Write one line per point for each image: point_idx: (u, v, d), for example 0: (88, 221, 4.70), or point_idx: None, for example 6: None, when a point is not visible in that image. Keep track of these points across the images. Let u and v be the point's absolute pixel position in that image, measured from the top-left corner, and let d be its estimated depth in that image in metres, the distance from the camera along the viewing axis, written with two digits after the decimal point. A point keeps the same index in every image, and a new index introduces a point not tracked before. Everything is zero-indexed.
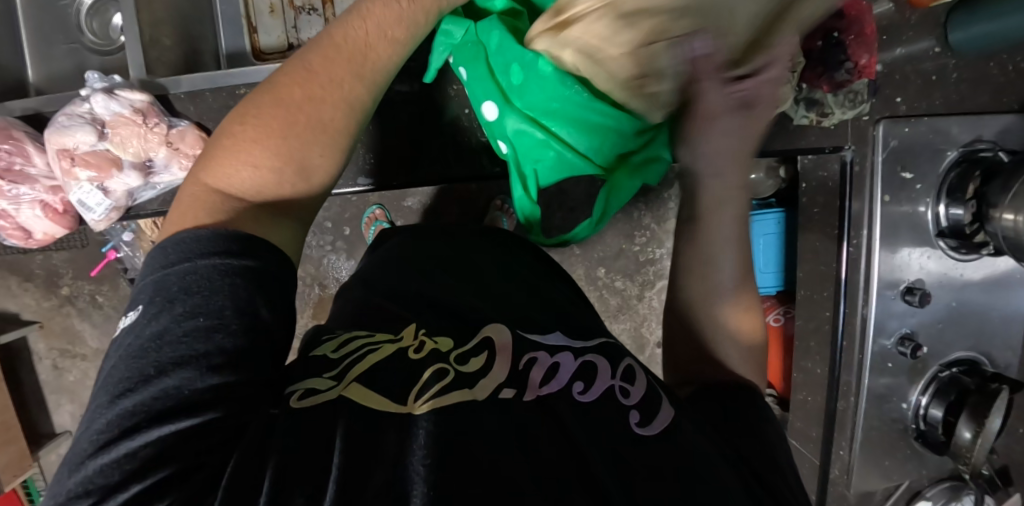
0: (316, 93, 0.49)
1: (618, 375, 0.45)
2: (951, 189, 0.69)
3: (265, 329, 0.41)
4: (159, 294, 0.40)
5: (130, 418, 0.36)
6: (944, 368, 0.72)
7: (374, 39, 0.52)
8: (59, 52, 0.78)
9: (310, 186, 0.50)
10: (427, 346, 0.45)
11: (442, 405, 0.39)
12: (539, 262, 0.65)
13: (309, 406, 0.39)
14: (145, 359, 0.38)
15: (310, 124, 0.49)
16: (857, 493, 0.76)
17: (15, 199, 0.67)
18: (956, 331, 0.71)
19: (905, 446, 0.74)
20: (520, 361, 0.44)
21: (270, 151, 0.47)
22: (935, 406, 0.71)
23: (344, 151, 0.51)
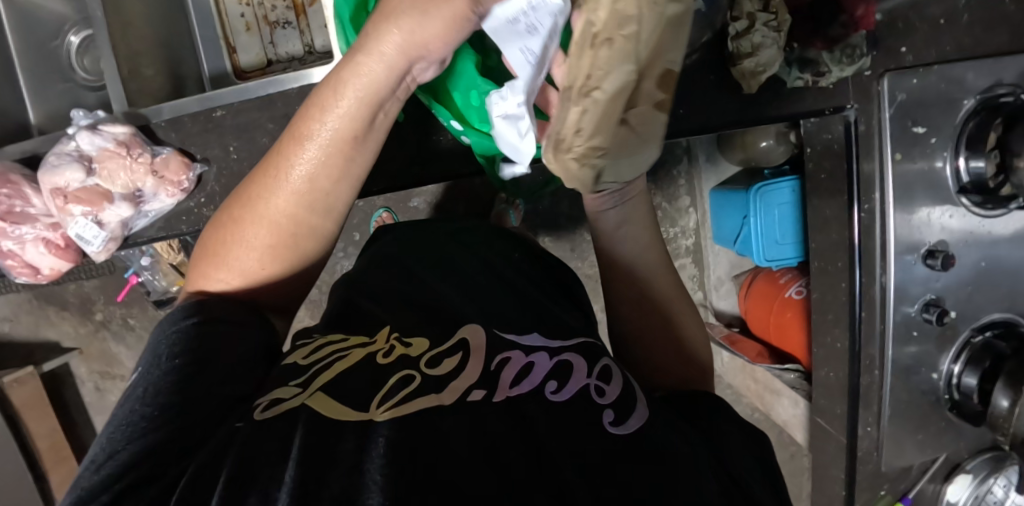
0: (243, 212, 0.51)
1: (594, 374, 0.48)
2: (970, 140, 0.64)
3: (221, 360, 0.46)
4: (153, 349, 0.46)
5: (117, 442, 0.41)
6: (976, 333, 0.68)
7: (306, 180, 0.49)
8: (53, 91, 0.81)
9: (264, 292, 0.53)
10: (398, 348, 0.48)
11: (402, 412, 0.42)
12: (530, 260, 0.64)
13: (271, 416, 0.42)
14: (129, 396, 0.44)
15: (250, 250, 0.51)
16: (889, 469, 0.72)
17: (19, 239, 0.70)
18: (986, 292, 0.67)
19: (938, 418, 0.70)
20: (493, 362, 0.47)
21: (223, 266, 0.51)
22: (969, 374, 0.67)
23: (290, 259, 0.52)
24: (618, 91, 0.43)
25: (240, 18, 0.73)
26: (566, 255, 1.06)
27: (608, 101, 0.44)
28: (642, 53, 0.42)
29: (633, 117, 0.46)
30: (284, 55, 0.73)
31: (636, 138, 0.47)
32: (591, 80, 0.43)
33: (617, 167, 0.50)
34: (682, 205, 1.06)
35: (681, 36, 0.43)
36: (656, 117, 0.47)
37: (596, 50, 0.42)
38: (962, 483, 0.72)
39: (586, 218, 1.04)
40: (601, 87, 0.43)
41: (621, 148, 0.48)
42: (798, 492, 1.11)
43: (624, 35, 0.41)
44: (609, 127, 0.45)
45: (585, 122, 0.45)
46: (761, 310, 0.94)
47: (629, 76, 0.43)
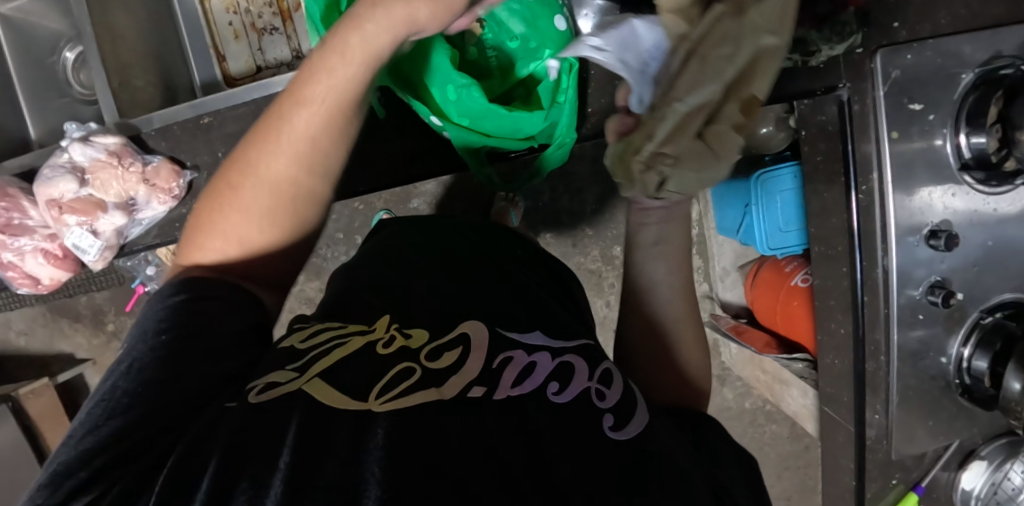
0: (240, 178, 0.51)
1: (594, 378, 0.47)
2: (971, 115, 0.62)
3: (213, 333, 0.46)
4: (140, 324, 0.46)
5: (106, 409, 0.41)
6: (985, 314, 0.66)
7: (299, 128, 0.49)
8: (53, 107, 0.83)
9: (258, 259, 0.53)
10: (398, 339, 0.48)
11: (399, 405, 0.41)
12: (533, 259, 0.63)
13: (267, 398, 0.41)
14: (124, 366, 0.43)
15: (248, 216, 0.51)
16: (900, 458, 0.70)
17: (19, 250, 0.71)
18: (994, 272, 0.65)
19: (949, 404, 0.68)
20: (494, 361, 0.46)
21: (223, 231, 0.52)
22: (979, 357, 0.65)
23: (289, 221, 0.52)
24: (694, 107, 0.57)
25: (229, 26, 0.74)
26: (568, 250, 1.06)
27: (687, 106, 0.57)
28: (727, 75, 0.57)
29: (714, 130, 0.57)
30: (272, 61, 0.74)
31: (711, 154, 0.56)
32: (675, 93, 0.57)
33: (685, 178, 0.56)
34: None
35: (769, 75, 0.57)
36: (732, 135, 0.57)
37: (687, 67, 0.58)
38: (976, 471, 0.70)
39: (587, 213, 1.04)
40: (680, 95, 0.57)
41: (694, 153, 0.56)
42: (813, 485, 1.09)
43: (718, 55, 0.57)
44: (687, 134, 0.56)
45: (661, 129, 0.57)
46: (767, 299, 0.92)
47: (712, 94, 0.57)
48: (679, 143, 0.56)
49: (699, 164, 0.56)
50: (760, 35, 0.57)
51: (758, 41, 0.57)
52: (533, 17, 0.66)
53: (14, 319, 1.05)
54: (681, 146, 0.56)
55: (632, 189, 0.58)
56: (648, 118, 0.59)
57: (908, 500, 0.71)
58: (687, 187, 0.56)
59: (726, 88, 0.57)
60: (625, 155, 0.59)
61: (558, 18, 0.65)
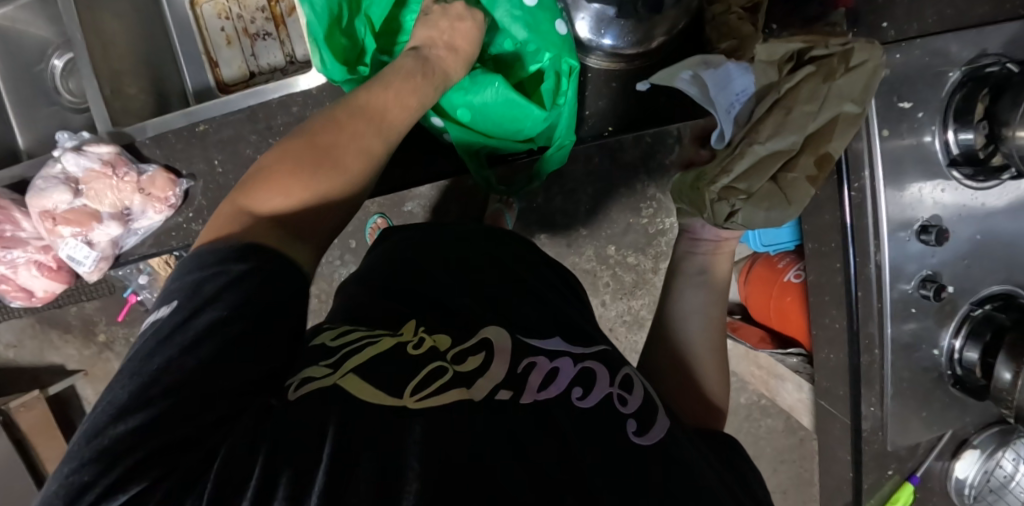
0: (337, 140, 0.50)
1: (615, 383, 0.46)
2: (958, 113, 0.63)
3: (276, 319, 0.41)
4: (189, 294, 0.40)
5: (144, 390, 0.36)
6: (975, 307, 0.68)
7: (394, 104, 0.54)
8: (42, 116, 0.82)
9: (320, 229, 0.48)
10: (427, 343, 0.46)
11: (435, 403, 0.39)
12: (549, 269, 0.63)
13: (304, 395, 0.38)
14: (170, 339, 0.38)
15: (343, 177, 0.49)
16: (896, 449, 0.71)
17: (12, 264, 0.70)
18: (982, 265, 0.67)
19: (942, 395, 0.70)
20: (519, 365, 0.45)
21: (297, 185, 0.47)
22: (970, 348, 0.67)
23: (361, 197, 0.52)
24: (773, 153, 0.60)
25: (220, 33, 0.74)
26: (563, 251, 1.06)
27: (767, 150, 0.60)
28: (809, 130, 0.60)
29: (788, 177, 0.60)
30: (265, 67, 0.73)
31: (782, 197, 0.60)
32: (757, 135, 0.60)
33: (754, 213, 0.59)
34: None
35: (846, 137, 0.60)
36: (805, 185, 0.60)
37: (774, 112, 0.61)
38: (969, 460, 0.71)
39: (582, 213, 1.04)
40: (762, 139, 0.60)
41: (770, 197, 0.60)
42: (809, 477, 1.11)
43: (804, 109, 0.60)
44: (761, 176, 0.60)
45: (738, 166, 0.60)
46: (761, 295, 0.93)
47: (793, 143, 0.60)
48: (754, 185, 0.60)
49: (776, 208, 0.60)
50: (841, 102, 0.60)
51: (838, 107, 0.60)
52: (534, 22, 0.65)
53: (2, 332, 1.03)
54: (753, 189, 0.60)
55: (705, 216, 0.62)
56: (726, 154, 0.62)
57: (904, 490, 0.72)
58: (758, 223, 0.60)
59: (805, 138, 0.60)
60: (698, 186, 0.63)
61: (558, 22, 0.65)
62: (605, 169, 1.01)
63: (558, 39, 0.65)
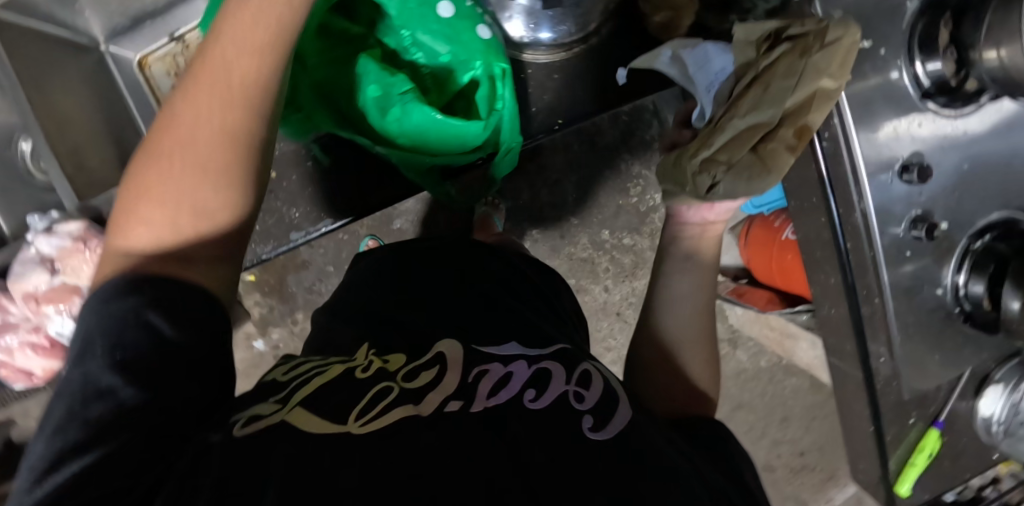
0: (181, 134, 0.43)
1: (572, 381, 0.46)
2: (922, 43, 0.61)
3: (193, 343, 0.39)
4: (84, 337, 0.38)
5: (77, 432, 0.35)
6: (974, 239, 0.66)
7: (241, 50, 0.44)
8: (22, 199, 0.84)
9: (214, 228, 0.43)
10: (376, 364, 0.47)
11: (379, 425, 0.40)
12: (517, 279, 0.63)
13: (251, 432, 0.39)
14: (84, 389, 0.36)
15: (199, 166, 0.43)
16: (915, 396, 0.69)
17: (8, 347, 0.73)
18: (973, 195, 0.65)
19: (954, 334, 0.68)
20: (470, 374, 0.45)
21: (162, 191, 0.42)
22: (975, 282, 0.65)
23: (246, 180, 0.44)
24: (751, 126, 0.62)
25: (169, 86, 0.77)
26: (557, 243, 1.04)
27: (745, 125, 0.62)
28: (786, 104, 0.61)
29: (766, 148, 0.61)
30: None
31: (762, 166, 0.61)
32: (735, 110, 0.62)
33: (735, 183, 0.61)
34: None
35: (824, 112, 0.59)
36: (785, 155, 0.60)
37: (751, 89, 0.62)
38: (993, 396, 0.69)
39: (570, 202, 1.03)
40: (743, 110, 0.62)
41: (750, 164, 0.61)
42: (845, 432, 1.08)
43: (781, 83, 0.61)
44: (742, 147, 0.62)
45: (718, 139, 0.62)
46: (762, 258, 0.91)
47: (771, 116, 0.61)
48: (736, 156, 0.62)
49: (760, 176, 0.61)
50: (819, 76, 0.58)
51: (817, 80, 0.58)
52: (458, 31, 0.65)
53: None
54: (730, 160, 0.62)
55: (688, 190, 0.63)
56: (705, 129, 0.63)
57: (929, 437, 0.69)
58: (737, 196, 0.62)
59: (783, 112, 0.61)
60: (678, 162, 0.65)
61: (481, 27, 0.65)
62: (584, 155, 1.01)
63: (484, 42, 0.64)
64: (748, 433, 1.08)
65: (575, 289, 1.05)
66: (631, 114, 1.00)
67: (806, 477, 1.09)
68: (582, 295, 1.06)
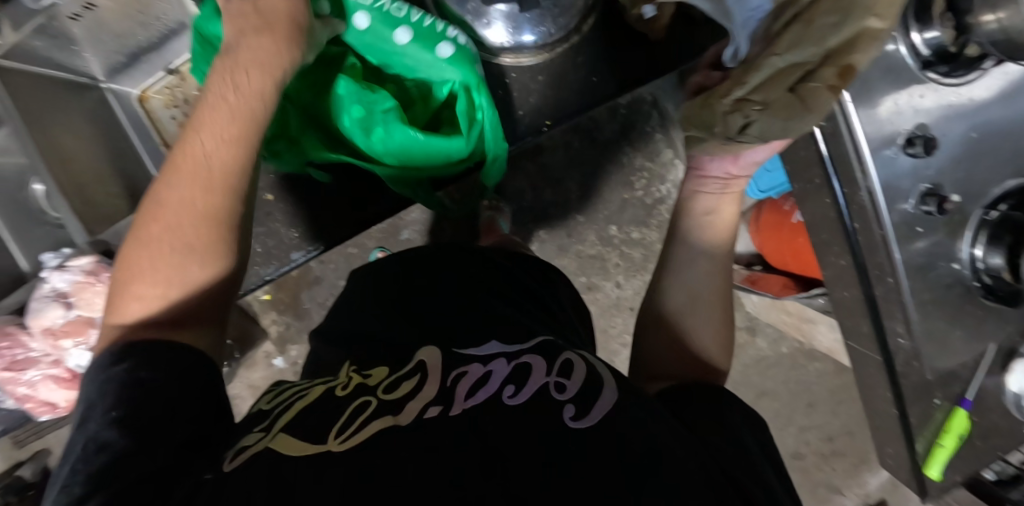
0: (165, 220, 0.46)
1: (553, 372, 0.45)
2: (918, 13, 0.59)
3: (178, 388, 0.42)
4: (85, 410, 0.41)
5: (78, 491, 0.37)
6: (989, 210, 0.63)
7: (216, 141, 0.47)
8: (38, 237, 0.87)
9: (202, 303, 0.47)
10: (356, 380, 0.48)
11: (360, 441, 0.40)
12: (507, 281, 0.63)
13: (238, 463, 0.40)
14: (84, 452, 0.39)
15: (184, 249, 0.46)
16: (938, 375, 0.67)
17: (30, 382, 0.76)
18: (984, 165, 0.63)
19: (974, 309, 0.65)
20: (449, 378, 0.46)
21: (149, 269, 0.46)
22: (993, 254, 0.62)
23: (230, 256, 0.47)
24: (792, 64, 0.55)
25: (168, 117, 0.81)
26: (564, 242, 1.03)
27: (784, 63, 0.55)
28: (828, 42, 0.54)
29: (807, 88, 0.54)
30: None
31: (801, 106, 0.54)
32: (774, 49, 0.56)
33: (771, 125, 0.55)
34: (667, 158, 1.02)
35: (869, 56, 0.53)
36: (826, 94, 0.53)
37: (788, 30, 0.56)
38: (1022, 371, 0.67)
39: (575, 200, 1.02)
40: (779, 49, 0.56)
41: (786, 107, 0.55)
42: None
43: (823, 22, 0.54)
44: (778, 87, 0.56)
45: (754, 79, 0.57)
46: (774, 243, 0.89)
47: (810, 55, 0.54)
48: (772, 99, 0.56)
49: (798, 118, 0.55)
50: (864, 15, 0.52)
51: (862, 20, 0.52)
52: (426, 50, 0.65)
53: None
54: (763, 103, 0.56)
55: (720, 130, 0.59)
56: (742, 68, 0.58)
57: (957, 416, 0.67)
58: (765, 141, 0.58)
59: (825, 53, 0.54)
60: (710, 104, 0.60)
61: (444, 43, 0.64)
62: (585, 151, 1.01)
63: (451, 55, 0.64)
64: (773, 421, 1.06)
65: (586, 286, 1.05)
66: (630, 107, 1.00)
67: (836, 463, 1.07)
68: (594, 292, 1.05)
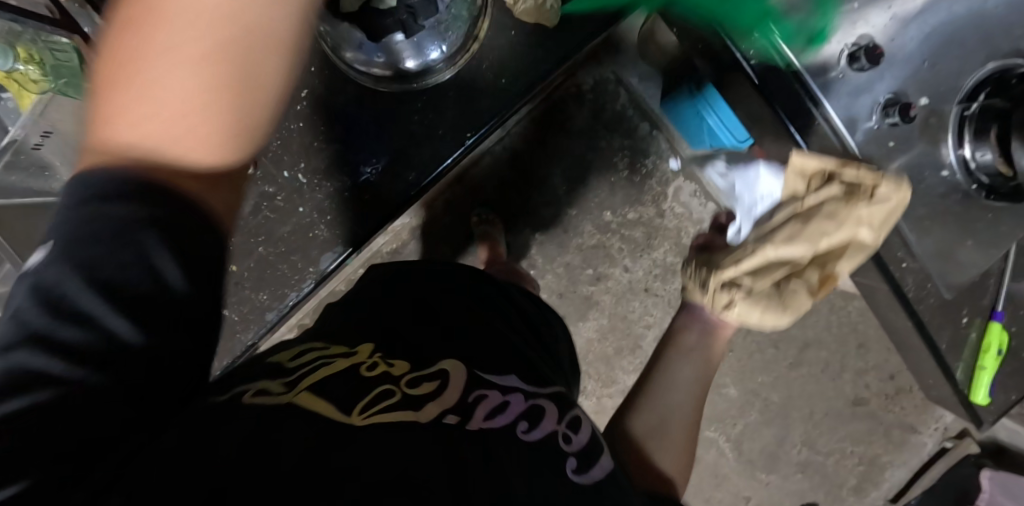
0: (139, 65, 0.29)
1: (563, 422, 0.45)
2: None
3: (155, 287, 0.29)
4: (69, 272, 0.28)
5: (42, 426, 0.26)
6: (967, 104, 0.58)
7: None
8: None
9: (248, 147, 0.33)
10: (384, 365, 0.44)
11: (380, 420, 0.38)
12: (505, 303, 0.61)
13: (260, 402, 0.36)
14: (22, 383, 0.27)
15: (185, 92, 0.29)
16: (958, 291, 0.62)
17: None
18: (951, 55, 0.57)
19: (981, 212, 0.60)
20: (470, 396, 0.43)
21: (132, 61, 0.29)
22: (982, 150, 0.58)
23: (286, 78, 0.32)
24: (782, 258, 0.59)
25: None
26: (562, 239, 1.02)
27: (777, 253, 0.59)
28: (820, 244, 0.58)
29: (789, 287, 0.58)
30: None
31: (780, 303, 0.58)
32: (772, 239, 0.59)
33: (751, 313, 0.59)
34: (645, 131, 0.99)
35: (853, 262, 0.58)
36: (803, 297, 0.58)
37: (789, 222, 0.60)
38: None
39: (562, 195, 1.01)
40: (778, 241, 0.59)
41: (769, 298, 0.58)
42: None
43: (822, 222, 0.58)
44: (768, 277, 0.59)
45: (748, 262, 0.60)
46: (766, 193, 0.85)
47: (801, 252, 0.59)
48: (757, 286, 0.59)
49: (771, 314, 0.58)
50: (859, 226, 0.57)
51: (855, 230, 0.57)
52: None
53: None
54: (751, 285, 0.59)
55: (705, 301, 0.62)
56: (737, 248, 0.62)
57: (993, 331, 0.63)
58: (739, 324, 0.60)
59: (813, 252, 0.59)
60: (705, 272, 0.62)
61: None
62: (561, 143, 0.99)
63: None
64: (825, 371, 1.00)
65: (595, 278, 1.03)
66: (595, 91, 0.98)
67: (903, 401, 1.01)
68: (605, 281, 1.03)
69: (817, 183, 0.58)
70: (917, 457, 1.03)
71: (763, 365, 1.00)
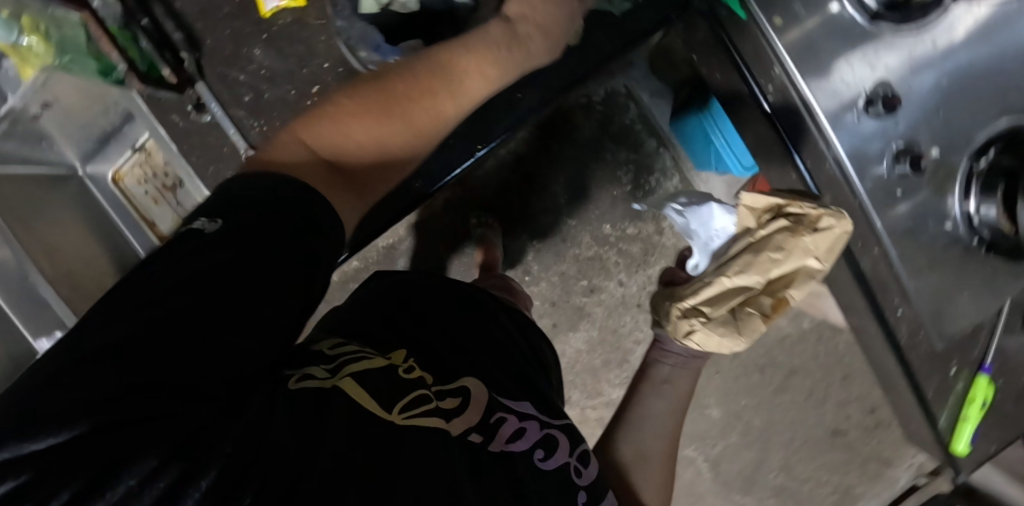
0: (360, 116, 0.45)
1: (574, 454, 0.48)
2: None
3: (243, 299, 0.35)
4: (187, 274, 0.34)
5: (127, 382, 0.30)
6: (976, 158, 0.58)
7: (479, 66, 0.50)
8: None
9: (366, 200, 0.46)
10: (418, 369, 0.45)
11: (416, 423, 0.39)
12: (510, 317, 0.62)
13: (306, 389, 0.38)
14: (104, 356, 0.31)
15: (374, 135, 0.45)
16: (948, 342, 0.62)
17: None
18: (964, 108, 0.57)
19: (977, 266, 0.61)
20: (491, 415, 0.44)
21: (363, 119, 0.45)
22: (986, 205, 0.58)
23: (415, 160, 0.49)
24: (737, 286, 0.68)
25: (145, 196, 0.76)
26: (559, 248, 1.02)
27: (733, 281, 0.68)
28: (771, 273, 0.66)
29: (745, 313, 0.67)
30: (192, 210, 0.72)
31: (734, 327, 0.68)
32: (727, 270, 0.68)
33: (711, 336, 0.68)
34: (651, 147, 0.99)
35: (803, 289, 0.65)
36: (758, 321, 0.67)
37: (742, 256, 0.68)
38: None
39: (564, 204, 1.00)
40: (732, 272, 0.68)
41: (724, 322, 0.68)
42: None
43: (768, 255, 0.66)
44: (725, 303, 0.68)
45: (707, 291, 0.69)
46: None
47: (753, 281, 0.67)
48: (716, 311, 0.69)
49: (727, 335, 0.68)
50: (805, 255, 0.64)
51: (802, 259, 0.64)
52: None
53: None
54: (710, 311, 0.69)
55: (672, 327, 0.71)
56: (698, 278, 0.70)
57: (978, 384, 0.64)
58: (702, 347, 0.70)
59: (767, 279, 0.67)
60: (670, 295, 0.73)
61: None
62: (567, 152, 0.98)
63: None
64: (808, 399, 1.01)
65: (590, 289, 1.03)
66: (604, 103, 0.97)
67: (883, 435, 1.02)
68: (598, 294, 1.03)
69: (767, 218, 0.66)
70: (890, 490, 1.04)
71: (749, 389, 1.01)
